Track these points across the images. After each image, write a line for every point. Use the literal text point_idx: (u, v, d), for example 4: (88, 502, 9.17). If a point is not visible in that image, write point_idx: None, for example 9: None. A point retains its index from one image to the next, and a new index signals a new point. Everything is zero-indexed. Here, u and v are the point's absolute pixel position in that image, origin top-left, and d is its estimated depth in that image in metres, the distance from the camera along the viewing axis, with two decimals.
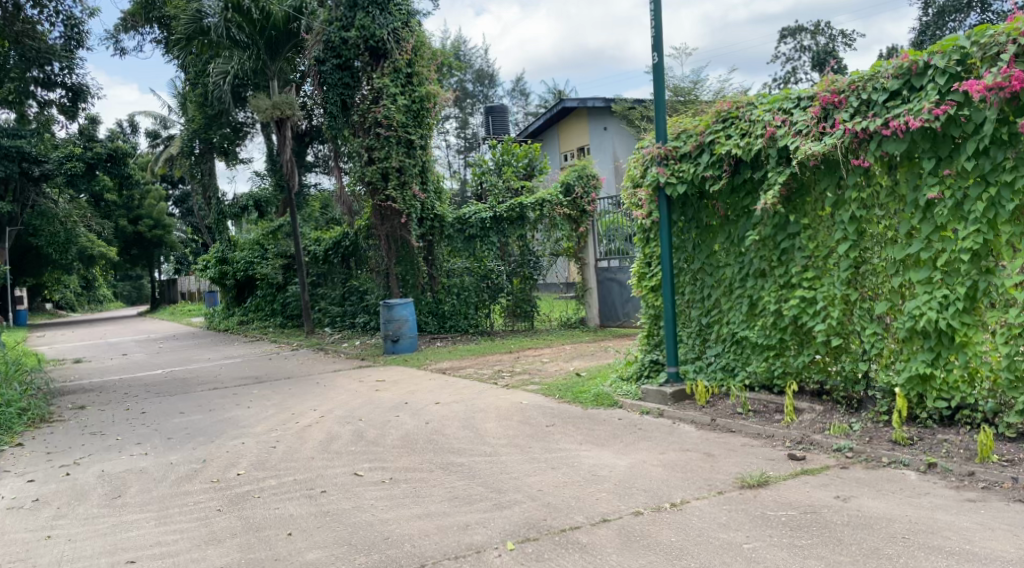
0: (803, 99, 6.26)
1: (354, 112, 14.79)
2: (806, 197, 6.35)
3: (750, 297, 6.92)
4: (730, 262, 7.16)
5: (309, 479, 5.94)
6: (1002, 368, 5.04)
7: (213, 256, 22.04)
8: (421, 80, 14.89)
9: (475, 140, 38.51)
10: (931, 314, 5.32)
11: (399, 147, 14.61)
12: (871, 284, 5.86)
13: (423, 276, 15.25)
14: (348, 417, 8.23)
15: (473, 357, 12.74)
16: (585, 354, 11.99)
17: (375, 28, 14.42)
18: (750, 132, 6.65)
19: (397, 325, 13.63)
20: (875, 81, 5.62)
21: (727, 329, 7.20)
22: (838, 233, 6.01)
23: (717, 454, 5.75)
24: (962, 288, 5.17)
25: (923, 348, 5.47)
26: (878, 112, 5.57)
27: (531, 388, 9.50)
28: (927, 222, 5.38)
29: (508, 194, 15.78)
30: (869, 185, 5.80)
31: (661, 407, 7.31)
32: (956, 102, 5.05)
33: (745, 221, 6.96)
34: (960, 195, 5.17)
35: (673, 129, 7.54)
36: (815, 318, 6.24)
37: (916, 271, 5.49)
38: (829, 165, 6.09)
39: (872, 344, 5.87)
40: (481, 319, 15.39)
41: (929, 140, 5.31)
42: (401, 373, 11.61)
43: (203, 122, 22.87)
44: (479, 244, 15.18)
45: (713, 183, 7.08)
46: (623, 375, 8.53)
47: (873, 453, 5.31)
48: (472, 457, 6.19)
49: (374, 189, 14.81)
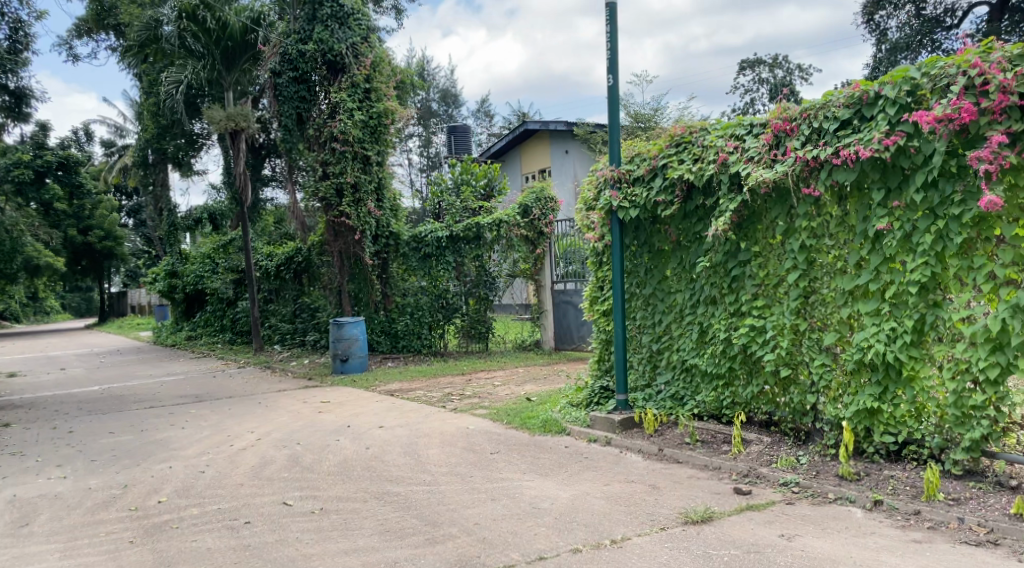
0: (755, 126, 6.20)
1: (309, 125, 14.52)
2: (757, 225, 6.26)
3: (700, 324, 6.81)
4: (681, 288, 7.05)
5: (235, 508, 5.63)
6: (948, 404, 4.95)
7: (162, 268, 21.56)
8: (379, 96, 14.65)
9: (438, 159, 38.39)
10: (879, 346, 5.23)
11: (354, 163, 14.35)
12: (820, 314, 5.78)
13: (377, 294, 14.98)
14: (286, 441, 7.90)
15: (424, 379, 12.44)
16: (537, 378, 11.77)
17: (333, 42, 14.23)
18: (702, 157, 6.58)
19: (346, 344, 13.28)
20: (827, 110, 5.54)
21: (677, 356, 7.08)
22: (788, 262, 5.92)
23: (662, 486, 5.57)
24: (909, 321, 5.09)
25: (871, 381, 5.38)
26: (829, 141, 5.51)
27: (479, 412, 9.24)
28: (876, 254, 5.31)
29: (465, 213, 15.53)
30: (819, 215, 5.72)
31: (609, 435, 7.13)
32: (906, 133, 4.98)
33: (697, 247, 6.86)
34: (909, 226, 5.10)
35: (627, 152, 7.44)
36: (764, 348, 6.14)
37: (865, 302, 5.42)
38: (781, 193, 6.01)
39: (820, 376, 5.77)
40: (435, 340, 15.07)
41: (879, 170, 5.24)
42: (348, 394, 11.26)
43: (156, 131, 22.39)
44: (435, 263, 14.90)
45: (665, 208, 6.97)
46: (573, 401, 8.34)
47: (819, 488, 5.18)
48: (409, 486, 5.92)
49: (329, 205, 14.50)
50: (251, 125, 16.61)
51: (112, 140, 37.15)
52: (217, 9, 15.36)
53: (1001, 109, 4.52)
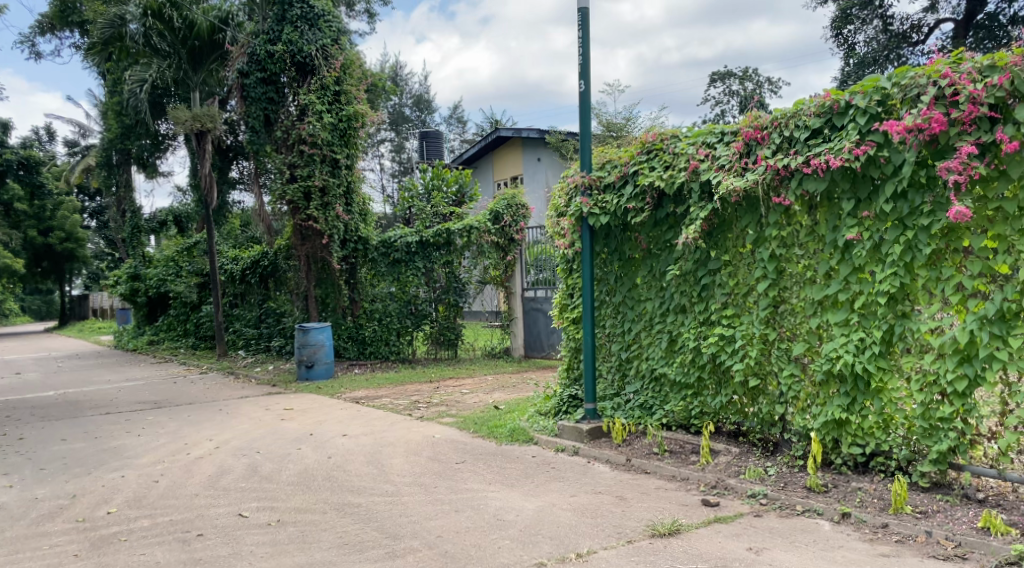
0: (726, 133, 6.16)
1: (276, 128, 14.27)
2: (727, 233, 6.22)
3: (670, 333, 6.75)
4: (651, 296, 6.99)
5: (188, 520, 5.43)
6: (916, 416, 4.91)
7: (125, 271, 21.13)
8: (349, 99, 14.46)
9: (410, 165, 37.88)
10: (847, 357, 5.20)
11: (323, 166, 14.15)
12: (789, 324, 5.75)
13: (344, 299, 14.79)
14: (246, 449, 7.69)
15: (391, 387, 12.24)
16: (506, 386, 11.63)
17: (303, 43, 14.04)
18: (673, 164, 6.53)
19: (312, 350, 13.05)
20: (798, 118, 5.51)
21: (646, 365, 7.01)
22: (757, 271, 5.88)
23: (629, 498, 5.47)
24: (878, 332, 5.07)
25: (840, 392, 5.35)
26: (800, 149, 5.48)
27: (446, 420, 9.08)
28: (845, 264, 5.28)
29: (435, 219, 15.37)
30: (789, 224, 5.69)
31: (577, 445, 7.03)
32: (876, 142, 4.95)
33: (667, 255, 6.80)
34: (879, 236, 5.07)
35: (598, 158, 7.37)
36: (733, 357, 6.09)
37: (834, 312, 5.39)
38: (751, 202, 5.97)
39: (789, 386, 5.72)
40: (403, 346, 14.86)
41: (849, 180, 5.22)
42: (312, 401, 11.03)
43: (119, 130, 21.98)
44: (405, 269, 14.70)
45: (636, 215, 6.90)
46: (541, 409, 8.23)
47: (788, 500, 5.12)
48: (371, 497, 5.75)
49: (296, 208, 14.26)
50: (218, 126, 16.34)
51: (76, 140, 36.42)
52: (184, 8, 15.13)
53: (970, 120, 4.48)
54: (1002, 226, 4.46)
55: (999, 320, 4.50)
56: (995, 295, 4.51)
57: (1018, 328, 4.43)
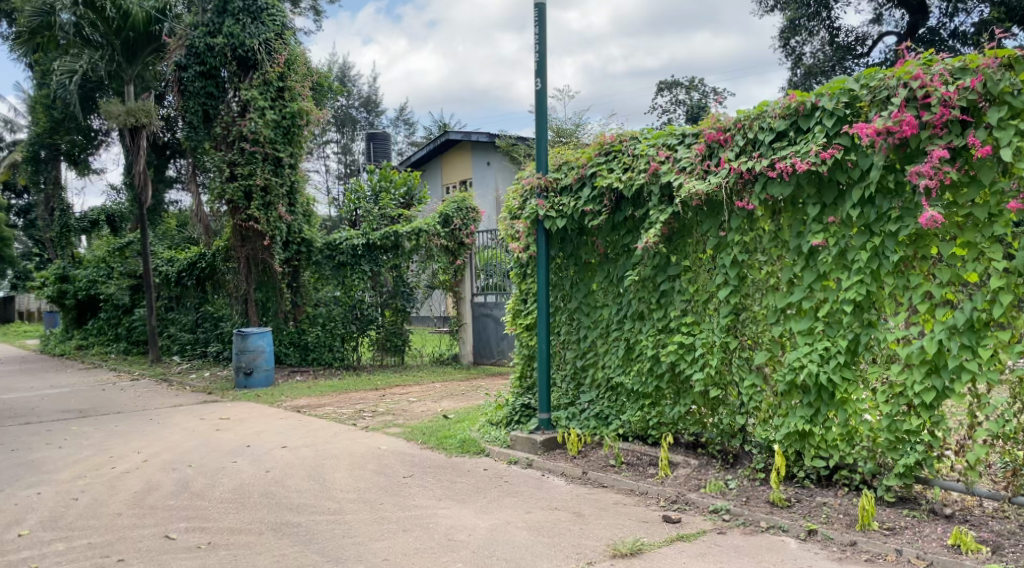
0: (688, 135, 5.97)
1: (216, 123, 13.67)
2: (687, 238, 6.03)
3: (627, 340, 6.53)
4: (608, 303, 6.76)
5: (108, 543, 4.95)
6: (882, 428, 4.76)
7: (52, 272, 20.13)
8: (293, 95, 13.96)
9: (355, 167, 37.35)
10: (812, 367, 5.04)
11: (264, 165, 13.60)
12: (750, 332, 5.57)
13: (286, 303, 14.29)
14: (177, 463, 7.19)
15: (334, 395, 11.77)
16: (454, 394, 11.29)
17: (245, 36, 13.51)
18: (632, 166, 6.32)
19: (251, 357, 12.49)
20: (762, 121, 5.35)
21: (602, 374, 6.79)
22: (718, 277, 5.70)
23: (587, 514, 5.20)
24: (843, 341, 4.92)
25: (803, 402, 5.19)
26: (764, 152, 5.31)
27: (393, 430, 8.69)
28: (810, 271, 5.13)
29: (383, 221, 14.95)
30: (751, 230, 5.52)
31: (531, 457, 6.74)
32: (843, 146, 4.81)
33: (625, 260, 6.59)
34: (844, 243, 4.92)
35: (554, 159, 7.13)
36: (692, 366, 5.90)
37: (798, 321, 5.23)
38: (713, 206, 5.79)
39: (751, 397, 5.55)
40: (347, 352, 14.37)
41: (815, 185, 5.07)
42: (251, 410, 10.50)
43: (48, 125, 20.98)
44: (350, 272, 14.23)
45: (593, 218, 6.68)
46: (493, 419, 7.93)
47: (751, 516, 4.91)
48: (312, 516, 5.36)
49: (237, 208, 13.66)
50: (154, 121, 15.62)
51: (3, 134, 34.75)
52: None
53: (941, 123, 4.34)
54: (973, 233, 4.32)
55: (968, 329, 4.36)
56: (964, 304, 4.38)
57: (987, 338, 4.30)
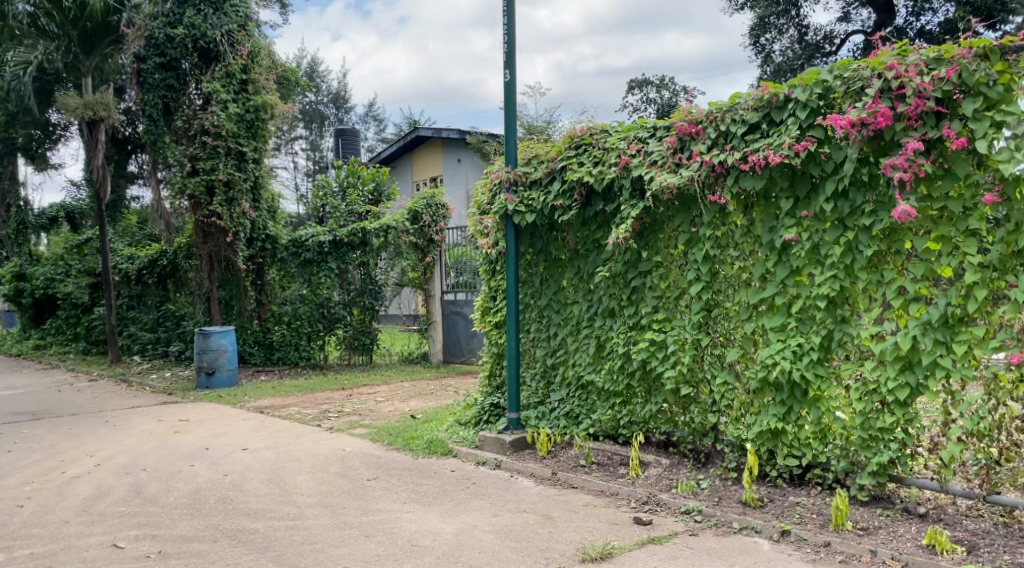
0: (659, 128, 5.84)
1: (176, 116, 13.29)
2: (658, 234, 5.91)
3: (598, 338, 6.40)
4: (579, 300, 6.63)
5: (51, 553, 4.69)
6: (855, 426, 4.67)
7: (8, 270, 19.52)
8: (257, 88, 13.66)
9: (325, 163, 36.86)
10: (785, 364, 4.94)
11: (227, 159, 13.26)
12: (722, 328, 5.47)
13: (250, 301, 13.95)
14: (131, 468, 6.91)
15: (300, 395, 11.50)
16: (423, 394, 11.09)
17: (207, 28, 13.19)
18: (603, 160, 6.18)
19: (214, 356, 12.19)
20: (734, 113, 5.23)
21: (572, 372, 6.66)
22: (690, 272, 5.59)
23: (556, 517, 5.05)
24: (817, 337, 4.82)
25: (775, 400, 5.09)
26: (736, 145, 5.19)
27: (358, 431, 8.48)
28: (783, 266, 5.03)
29: (351, 218, 14.75)
30: (724, 224, 5.42)
31: (499, 458, 6.58)
32: (816, 138, 4.72)
33: (596, 256, 6.45)
34: (818, 237, 4.83)
35: (524, 153, 6.97)
36: (664, 364, 5.78)
37: (770, 317, 5.13)
38: (684, 201, 5.68)
39: (722, 395, 5.45)
40: (314, 351, 14.15)
41: (788, 179, 4.97)
42: (212, 412, 10.20)
43: (3, 119, 20.36)
44: (316, 270, 13.97)
45: (563, 213, 6.54)
46: (461, 418, 7.76)
47: (724, 517, 4.80)
48: (270, 522, 5.14)
49: (198, 203, 13.30)
50: (113, 115, 15.17)
51: None
52: None
53: (916, 115, 4.25)
54: (947, 227, 4.24)
55: (943, 325, 4.28)
56: (939, 300, 4.29)
57: (962, 334, 4.21)
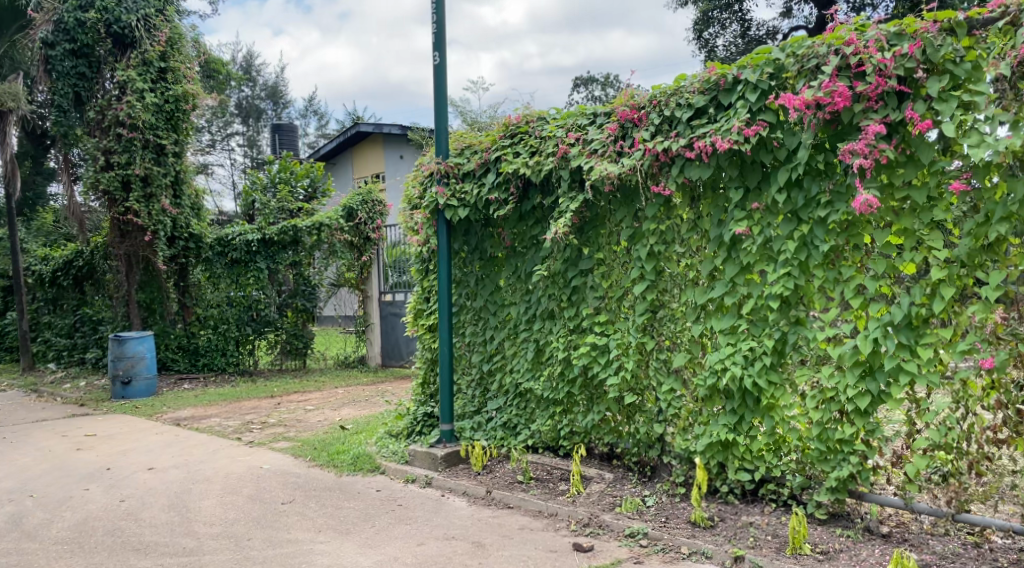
0: (599, 115, 5.37)
1: (89, 106, 12.36)
2: (599, 229, 5.45)
3: (536, 342, 5.93)
4: (515, 301, 6.14)
5: None
6: (812, 438, 4.29)
7: None
8: (177, 77, 12.75)
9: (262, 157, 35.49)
10: (735, 370, 4.53)
11: (144, 153, 12.36)
12: (669, 331, 5.04)
13: (173, 304, 13.17)
14: (15, 494, 6.16)
15: (224, 405, 10.75)
16: (356, 401, 10.45)
17: (121, 12, 12.28)
18: (539, 149, 5.69)
19: (129, 364, 11.37)
20: (679, 96, 4.79)
21: (509, 379, 6.17)
22: (633, 271, 5.15)
23: (488, 544, 4.55)
24: (769, 341, 4.42)
25: (725, 409, 4.69)
26: (682, 131, 4.75)
27: (280, 445, 7.84)
28: (732, 263, 4.61)
29: (281, 215, 13.92)
30: (668, 218, 4.98)
31: (429, 474, 6.03)
32: (768, 123, 4.31)
33: (534, 254, 5.96)
34: (770, 231, 4.42)
35: (455, 143, 6.42)
36: (606, 369, 5.35)
37: (719, 318, 4.71)
38: (627, 193, 5.22)
39: (669, 404, 5.02)
40: (242, 357, 13.36)
41: (737, 167, 4.55)
42: (123, 426, 9.39)
43: None
44: (244, 271, 13.20)
45: (498, 208, 6.04)
46: (391, 430, 7.19)
47: (671, 541, 4.36)
48: (161, 559, 4.52)
49: (114, 200, 12.40)
50: (22, 106, 13.81)
51: None
52: None
53: (876, 95, 3.86)
54: (910, 219, 3.86)
55: (906, 326, 3.91)
56: (901, 299, 3.92)
57: (927, 337, 3.85)
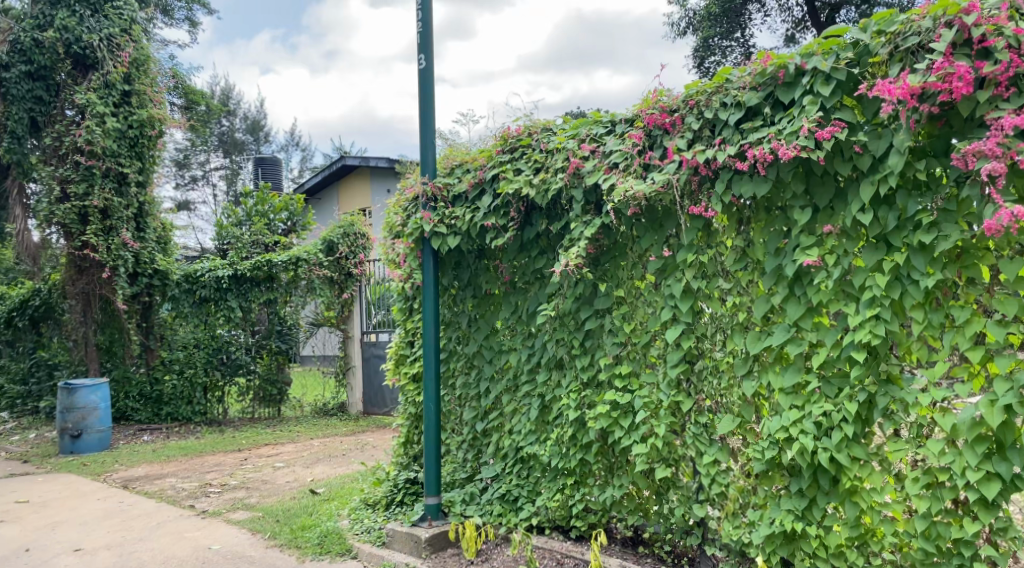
0: (619, 122, 4.39)
1: (45, 132, 11.30)
2: (620, 261, 4.46)
3: (542, 397, 4.90)
4: (516, 346, 5.11)
5: None
6: (915, 534, 3.30)
7: None
8: (142, 101, 11.72)
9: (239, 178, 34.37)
10: (806, 441, 3.52)
11: (105, 182, 11.28)
12: (711, 388, 4.03)
13: (134, 347, 11.88)
14: None
15: (184, 461, 9.59)
16: (332, 456, 9.34)
17: (82, 31, 11.28)
18: (545, 165, 4.71)
19: (79, 415, 10.23)
20: (724, 94, 3.82)
21: (508, 441, 5.12)
22: (663, 312, 4.14)
23: None
24: (852, 405, 3.41)
25: (791, 490, 3.68)
26: (728, 137, 3.77)
27: (239, 515, 6.70)
28: (795, 302, 3.63)
29: (256, 249, 12.85)
30: (709, 247, 3.98)
31: (412, 562, 4.92)
32: (846, 122, 3.36)
33: (538, 290, 4.96)
34: (848, 262, 3.44)
35: (444, 161, 5.44)
36: (629, 435, 4.33)
37: (780, 374, 3.71)
38: (655, 216, 4.24)
39: (712, 480, 4.00)
40: (210, 405, 12.23)
41: (802, 180, 3.58)
42: (62, 488, 8.19)
43: None
44: (213, 309, 12.10)
45: (495, 236, 5.04)
46: (367, 498, 6.08)
47: None
48: None
49: (70, 234, 11.24)
50: None
51: None
52: None
53: (1007, 80, 2.95)
54: None
55: None
56: None
57: None
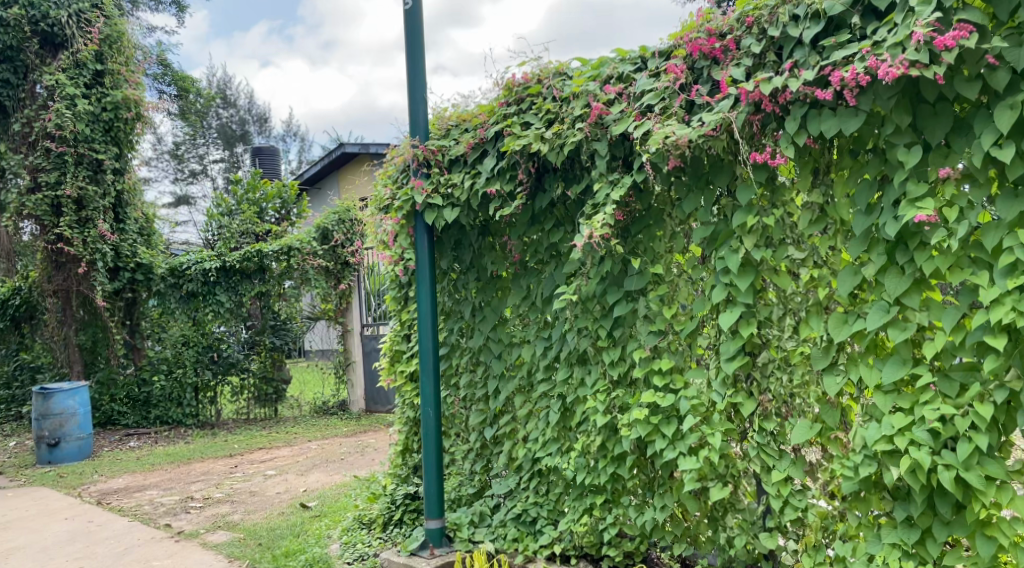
0: (650, 56, 3.51)
1: (12, 118, 10.37)
2: (654, 230, 3.57)
3: (563, 398, 4.04)
4: (529, 338, 4.25)
5: None
6: None
7: None
8: (117, 82, 10.85)
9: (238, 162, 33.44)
10: (924, 454, 2.67)
11: (78, 170, 10.40)
12: (779, 386, 3.15)
13: (119, 346, 11.06)
14: None
15: (168, 471, 8.77)
16: (330, 462, 8.50)
17: (49, 5, 10.32)
18: (560, 116, 3.83)
19: (55, 423, 9.41)
20: (794, 4, 2.93)
21: (523, 452, 4.28)
22: (715, 292, 3.25)
23: None
24: (987, 407, 2.57)
25: (897, 519, 2.83)
26: (802, 60, 2.88)
27: (218, 537, 5.87)
28: (895, 274, 2.76)
29: (246, 239, 12.00)
30: (775, 206, 3.09)
31: None
32: (975, 26, 2.52)
33: (554, 270, 4.09)
34: (974, 216, 2.59)
35: (438, 120, 4.55)
36: (673, 447, 3.45)
37: (876, 367, 2.85)
38: (699, 170, 3.36)
39: (784, 503, 3.14)
40: (201, 407, 11.42)
41: (906, 109, 2.71)
42: (30, 507, 7.37)
43: None
44: (201, 304, 11.25)
45: (500, 206, 4.16)
46: (360, 517, 5.24)
47: None
48: None
49: (43, 226, 10.38)
50: None
51: None
52: None
53: None
54: None
55: None
56: None
57: None
